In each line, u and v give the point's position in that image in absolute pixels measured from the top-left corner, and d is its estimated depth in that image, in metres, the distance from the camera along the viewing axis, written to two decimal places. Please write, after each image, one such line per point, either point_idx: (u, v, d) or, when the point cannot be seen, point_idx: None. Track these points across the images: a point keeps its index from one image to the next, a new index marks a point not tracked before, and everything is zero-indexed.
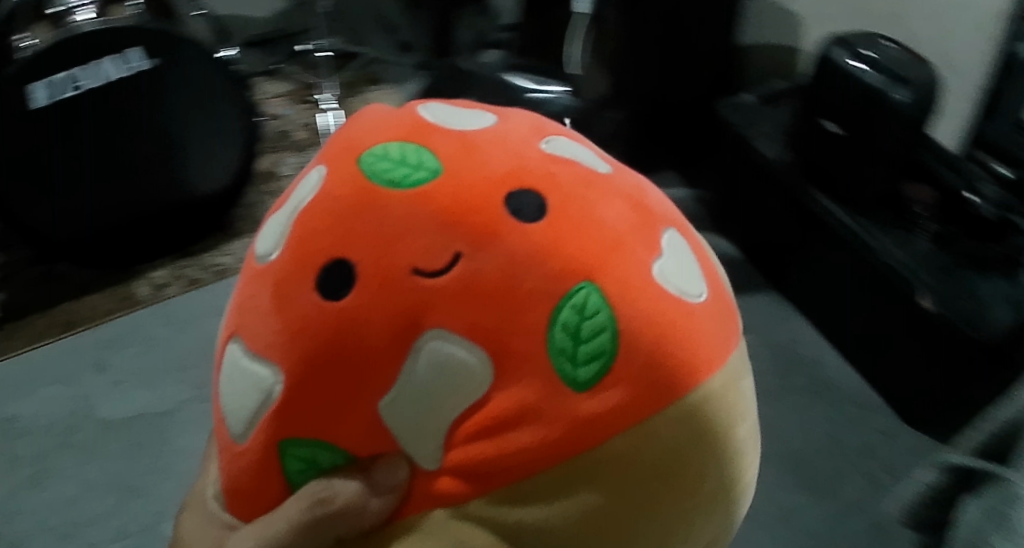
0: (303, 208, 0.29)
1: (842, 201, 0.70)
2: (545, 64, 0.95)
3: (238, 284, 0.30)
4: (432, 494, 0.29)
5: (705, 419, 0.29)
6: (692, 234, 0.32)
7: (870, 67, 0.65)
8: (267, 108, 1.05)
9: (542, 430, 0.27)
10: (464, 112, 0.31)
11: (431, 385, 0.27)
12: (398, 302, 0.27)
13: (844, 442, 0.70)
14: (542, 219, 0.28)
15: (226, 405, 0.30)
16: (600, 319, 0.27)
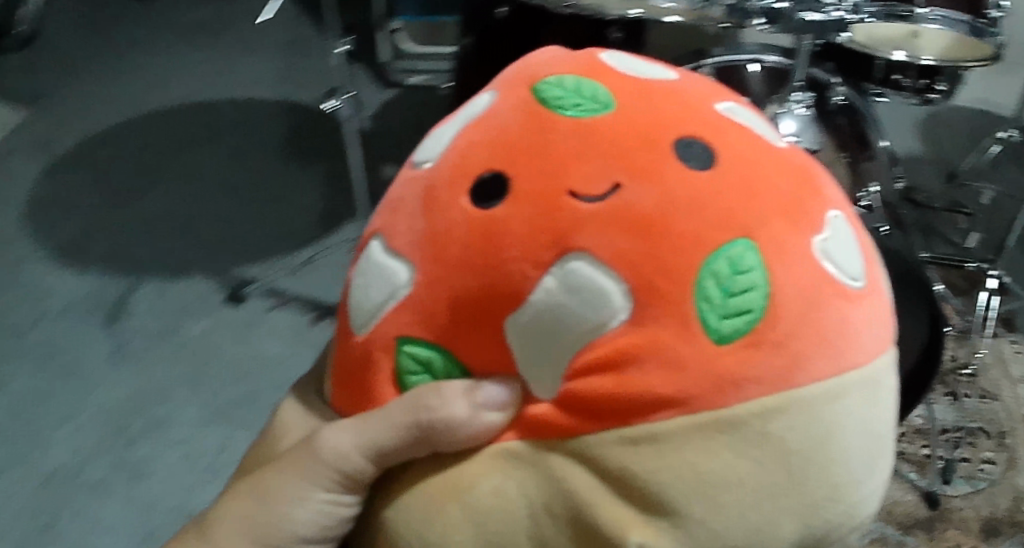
0: (474, 124, 0.29)
1: None
2: None
3: (395, 189, 0.30)
4: (538, 421, 0.26)
5: (844, 408, 0.25)
6: (860, 234, 0.29)
7: None
8: None
9: (671, 374, 0.24)
10: (645, 63, 0.30)
11: (562, 309, 0.25)
12: (547, 217, 0.26)
13: None
14: (708, 169, 0.26)
15: (356, 298, 0.29)
16: (753, 278, 0.25)
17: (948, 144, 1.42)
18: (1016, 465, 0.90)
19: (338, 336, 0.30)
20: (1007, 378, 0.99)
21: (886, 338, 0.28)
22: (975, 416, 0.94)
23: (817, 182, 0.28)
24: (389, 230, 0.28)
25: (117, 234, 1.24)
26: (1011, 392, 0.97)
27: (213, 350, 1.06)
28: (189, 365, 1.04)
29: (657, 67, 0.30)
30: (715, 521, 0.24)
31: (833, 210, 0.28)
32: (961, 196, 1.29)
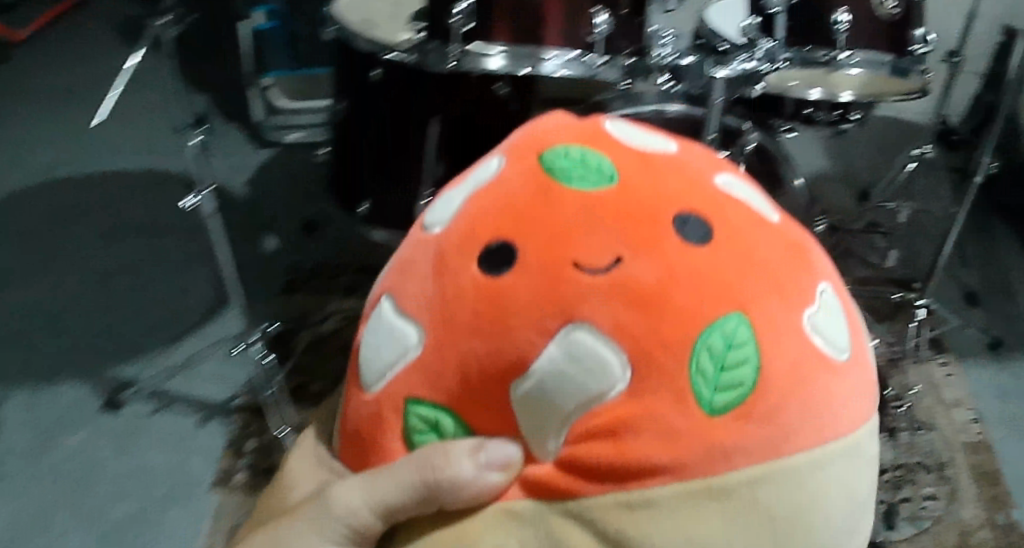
0: (482, 190, 0.30)
1: None
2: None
3: (405, 250, 0.31)
4: (539, 481, 0.27)
5: (828, 474, 0.27)
6: (846, 303, 0.31)
7: None
8: None
9: (666, 443, 0.26)
10: (645, 134, 0.32)
11: (563, 378, 0.26)
12: (554, 288, 0.27)
13: None
14: (706, 244, 0.28)
15: (365, 357, 0.30)
16: (745, 352, 0.26)
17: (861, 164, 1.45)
18: (960, 498, 0.85)
19: (347, 390, 0.32)
20: (942, 406, 0.95)
21: (868, 405, 0.29)
22: (913, 451, 0.89)
23: (808, 255, 0.30)
24: (400, 293, 0.30)
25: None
26: (946, 422, 0.93)
27: (85, 468, 0.86)
28: (62, 484, 0.84)
29: (658, 139, 0.32)
30: None
31: (822, 283, 0.29)
32: (878, 215, 1.28)
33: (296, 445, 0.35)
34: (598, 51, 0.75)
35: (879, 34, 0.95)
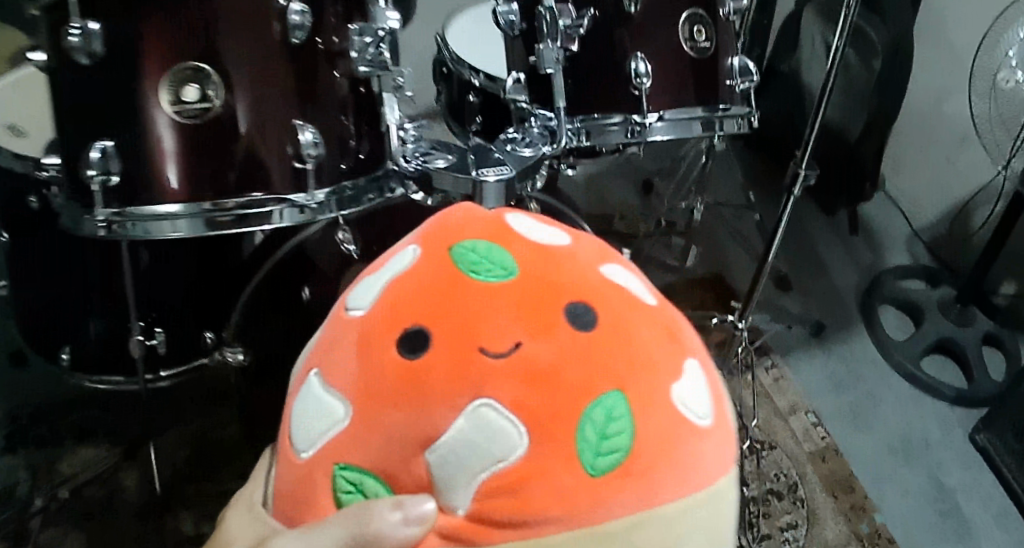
0: (401, 280, 0.35)
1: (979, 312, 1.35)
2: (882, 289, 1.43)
3: (332, 332, 0.36)
4: (451, 531, 0.32)
5: (696, 518, 0.33)
6: (709, 374, 0.37)
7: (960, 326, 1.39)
8: None
9: (558, 499, 0.31)
10: (542, 230, 0.38)
11: (471, 445, 0.31)
12: (464, 367, 0.32)
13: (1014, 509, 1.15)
14: (592, 330, 0.33)
15: (299, 426, 0.35)
16: (622, 422, 0.32)
17: (650, 160, 1.56)
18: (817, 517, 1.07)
19: (280, 455, 0.36)
20: (779, 418, 1.19)
21: (729, 459, 0.35)
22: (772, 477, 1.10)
23: (677, 333, 0.36)
24: (330, 370, 0.34)
25: None
26: (784, 437, 1.16)
27: None
28: None
29: (555, 234, 0.37)
30: None
31: (689, 358, 0.35)
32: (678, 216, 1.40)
33: (229, 508, 0.39)
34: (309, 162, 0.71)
35: (685, 74, 0.90)
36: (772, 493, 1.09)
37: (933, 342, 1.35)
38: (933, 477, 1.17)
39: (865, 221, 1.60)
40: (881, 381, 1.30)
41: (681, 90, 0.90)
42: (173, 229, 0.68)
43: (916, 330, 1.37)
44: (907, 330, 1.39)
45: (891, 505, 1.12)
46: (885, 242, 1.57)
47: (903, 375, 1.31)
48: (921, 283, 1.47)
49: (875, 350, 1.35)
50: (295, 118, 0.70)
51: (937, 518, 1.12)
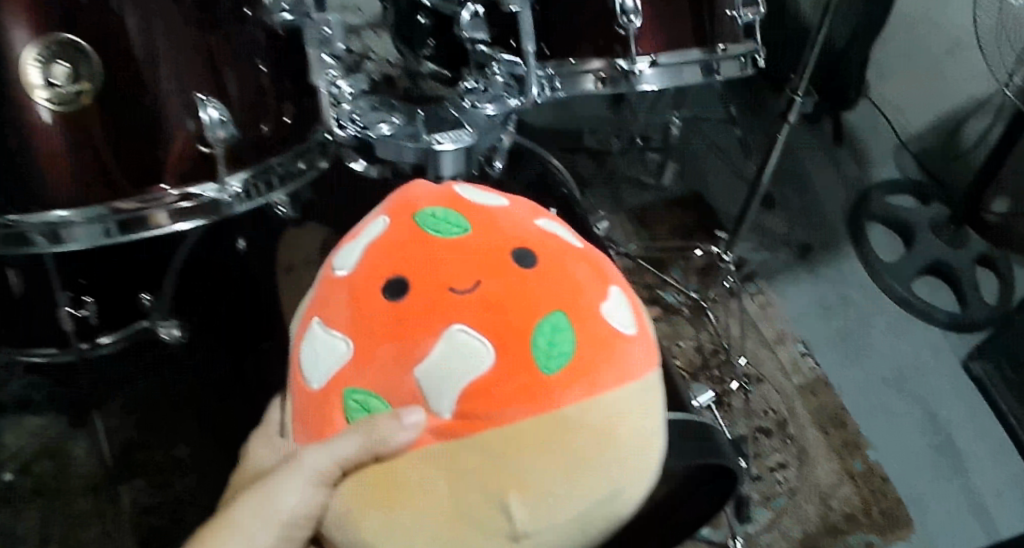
0: (382, 245, 0.63)
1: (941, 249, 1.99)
2: (868, 222, 2.05)
3: (343, 275, 0.64)
4: (455, 431, 0.58)
5: (625, 388, 0.60)
6: (633, 302, 0.64)
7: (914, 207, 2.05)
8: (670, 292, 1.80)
9: (519, 378, 0.57)
10: (487, 197, 0.66)
11: (452, 361, 0.57)
12: (447, 305, 0.58)
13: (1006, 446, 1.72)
14: (529, 268, 0.60)
15: (310, 367, 0.63)
16: (560, 330, 0.59)
17: (644, 106, 2.20)
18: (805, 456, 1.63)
19: (301, 387, 0.64)
20: (767, 346, 1.78)
21: (648, 354, 0.64)
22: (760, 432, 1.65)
23: (592, 266, 0.63)
24: (327, 323, 0.62)
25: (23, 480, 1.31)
26: (770, 369, 1.74)
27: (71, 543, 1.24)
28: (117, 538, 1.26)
29: (495, 199, 0.66)
30: (550, 455, 0.57)
31: (612, 288, 0.62)
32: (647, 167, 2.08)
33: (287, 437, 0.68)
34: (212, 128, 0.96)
35: (684, 16, 1.23)
36: (763, 431, 1.66)
37: (926, 258, 1.96)
38: (928, 413, 1.74)
39: (852, 133, 2.25)
40: (869, 308, 1.90)
41: (682, 38, 1.25)
42: (73, 234, 0.97)
43: (905, 248, 1.99)
44: (892, 243, 2.03)
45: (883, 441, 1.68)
46: (871, 156, 2.21)
47: (895, 297, 1.92)
48: (906, 199, 2.11)
49: (861, 263, 1.97)
50: (197, 90, 0.95)
51: (933, 452, 1.68)
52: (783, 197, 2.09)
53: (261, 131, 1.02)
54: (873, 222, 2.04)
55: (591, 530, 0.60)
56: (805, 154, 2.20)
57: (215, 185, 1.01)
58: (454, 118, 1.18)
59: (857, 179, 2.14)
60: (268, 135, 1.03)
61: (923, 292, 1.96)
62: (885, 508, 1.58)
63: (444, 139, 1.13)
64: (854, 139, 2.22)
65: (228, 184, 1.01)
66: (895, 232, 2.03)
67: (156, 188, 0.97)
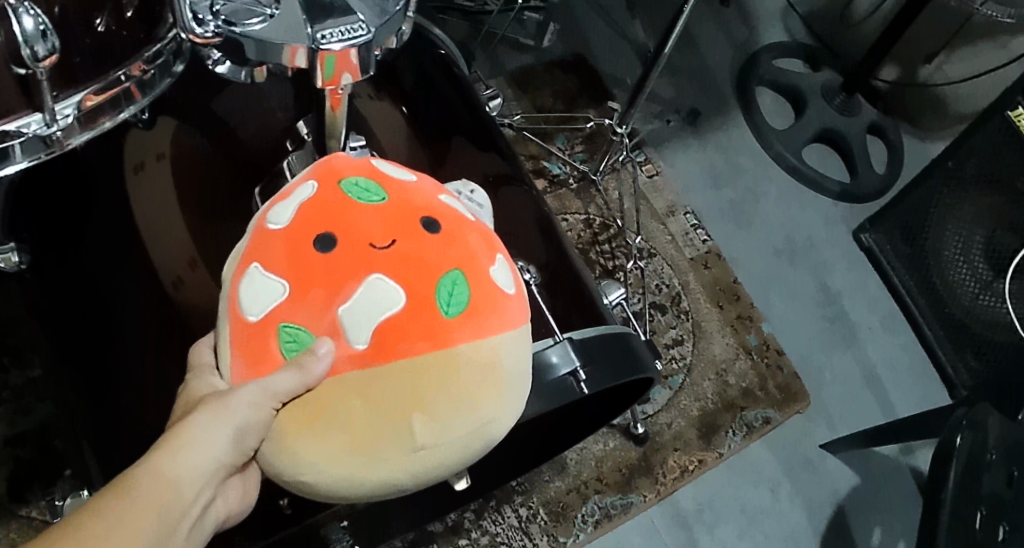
0: (312, 204, 0.86)
1: (834, 122, 2.50)
2: (763, 96, 2.57)
3: (276, 228, 0.86)
4: (363, 359, 0.79)
5: (502, 335, 0.86)
6: (512, 273, 0.93)
7: (806, 95, 2.52)
8: (554, 164, 2.22)
9: (426, 318, 0.81)
10: (399, 173, 0.93)
11: (375, 298, 0.80)
12: (368, 255, 0.82)
13: (880, 318, 2.27)
14: (435, 231, 0.86)
15: (248, 303, 0.82)
16: (455, 285, 0.84)
17: None
18: (699, 331, 2.09)
19: (234, 319, 0.83)
20: (659, 221, 2.22)
21: (525, 314, 0.92)
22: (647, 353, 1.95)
23: (485, 242, 0.91)
24: (263, 268, 0.83)
25: (23, 386, 1.60)
26: (662, 244, 2.18)
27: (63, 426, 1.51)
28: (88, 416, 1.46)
29: (402, 175, 0.93)
30: (444, 376, 0.81)
31: (497, 257, 0.91)
32: (528, 28, 2.40)
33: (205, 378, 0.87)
34: (43, 47, 0.85)
35: None
36: (660, 306, 2.09)
37: (817, 124, 2.49)
38: (820, 283, 2.28)
39: (740, 2, 2.76)
40: (763, 172, 2.44)
41: None
42: None
43: (798, 116, 2.53)
44: (780, 109, 2.57)
45: (778, 311, 2.20)
46: (757, 20, 2.73)
47: (784, 163, 2.45)
48: (793, 63, 2.66)
49: (754, 134, 2.47)
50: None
51: (825, 322, 2.22)
52: (673, 72, 2.54)
53: (95, 28, 0.93)
54: (764, 91, 2.58)
55: (474, 446, 0.85)
56: (701, 31, 2.65)
57: (40, 117, 0.96)
58: (342, 3, 0.96)
59: (746, 44, 2.66)
60: (102, 31, 0.94)
61: (816, 158, 2.53)
62: (783, 385, 2.06)
63: (332, 36, 0.94)
64: (747, 14, 2.73)
65: (56, 113, 0.97)
66: (773, 95, 2.58)
67: None
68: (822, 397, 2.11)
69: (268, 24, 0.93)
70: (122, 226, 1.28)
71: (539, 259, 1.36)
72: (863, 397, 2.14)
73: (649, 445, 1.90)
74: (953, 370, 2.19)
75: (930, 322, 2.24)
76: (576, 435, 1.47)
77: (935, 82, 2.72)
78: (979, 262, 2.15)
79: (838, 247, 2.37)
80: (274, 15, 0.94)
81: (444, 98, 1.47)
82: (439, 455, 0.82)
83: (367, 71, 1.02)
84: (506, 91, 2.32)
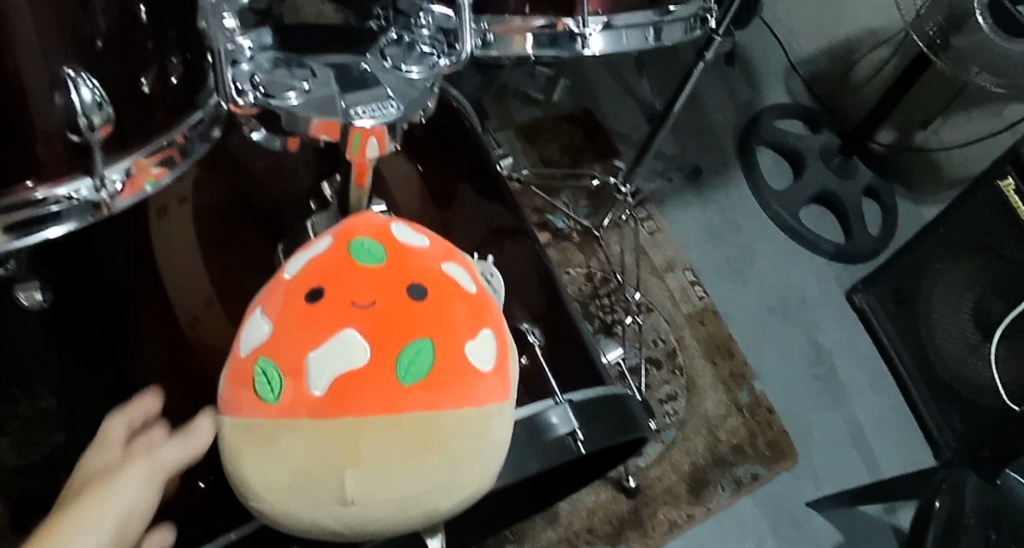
0: (320, 257, 0.96)
1: (831, 186, 2.59)
2: (764, 157, 2.67)
3: (288, 275, 0.97)
4: (318, 406, 0.86)
5: (463, 409, 0.90)
6: (496, 350, 0.97)
7: (805, 156, 2.61)
8: (559, 217, 2.30)
9: (383, 377, 0.87)
10: (411, 239, 1.01)
11: (341, 350, 0.88)
12: (346, 311, 0.90)
13: (868, 380, 2.33)
14: (421, 298, 0.92)
15: (247, 337, 0.93)
16: (421, 352, 0.89)
17: None
18: (696, 388, 2.15)
19: (234, 347, 0.94)
20: (660, 278, 2.30)
21: (501, 394, 0.95)
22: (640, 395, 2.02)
23: (475, 317, 0.96)
24: (266, 308, 0.93)
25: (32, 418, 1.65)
26: (662, 301, 2.25)
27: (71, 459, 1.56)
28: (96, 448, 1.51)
29: (413, 241, 1.00)
30: (388, 437, 0.86)
31: (482, 333, 0.95)
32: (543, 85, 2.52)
33: None
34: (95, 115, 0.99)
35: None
36: (657, 363, 2.15)
37: (816, 185, 2.58)
38: (812, 342, 2.35)
39: (745, 65, 2.87)
40: (761, 231, 2.52)
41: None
42: None
43: (797, 176, 2.61)
44: (780, 169, 2.66)
45: (771, 369, 2.26)
46: (761, 84, 2.85)
47: (780, 224, 2.53)
48: (793, 126, 2.76)
49: (753, 193, 2.56)
50: (66, 66, 0.96)
51: (816, 381, 2.28)
52: (680, 132, 2.64)
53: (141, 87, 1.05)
54: (765, 152, 2.68)
55: (408, 510, 0.89)
56: (705, 92, 2.76)
57: (91, 182, 1.08)
58: (372, 77, 1.09)
59: (749, 105, 2.77)
60: (147, 90, 1.06)
61: (813, 219, 2.62)
62: (773, 443, 2.11)
63: (364, 112, 1.04)
64: (751, 75, 2.85)
65: (106, 179, 1.09)
66: (774, 156, 2.68)
67: (22, 188, 1.04)
68: (810, 456, 2.15)
69: (301, 97, 1.04)
70: (147, 270, 1.36)
71: (539, 314, 1.41)
72: (850, 457, 2.18)
73: (639, 498, 1.94)
74: (938, 432, 2.24)
75: (918, 385, 2.30)
76: (570, 488, 1.52)
77: (930, 147, 2.82)
78: (969, 325, 2.14)
79: (830, 308, 2.44)
80: (309, 90, 1.06)
81: (455, 151, 1.55)
82: (369, 511, 0.87)
83: (388, 142, 1.09)
84: (516, 144, 2.40)
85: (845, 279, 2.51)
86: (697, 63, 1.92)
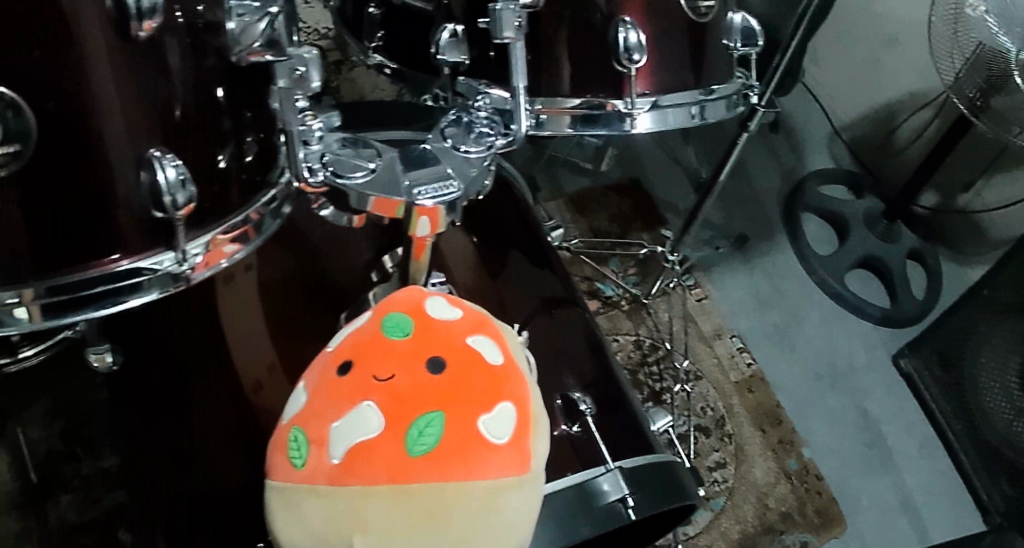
0: (359, 331, 1.00)
1: (875, 251, 2.60)
2: (808, 223, 2.70)
3: (333, 348, 1.00)
4: (333, 474, 0.87)
5: (471, 483, 0.86)
6: (516, 424, 0.93)
7: (848, 221, 2.64)
8: (608, 285, 2.35)
9: (393, 448, 0.86)
10: (443, 311, 1.01)
11: (357, 420, 0.88)
12: (367, 382, 0.90)
13: (918, 447, 2.30)
14: (440, 371, 0.92)
15: (290, 407, 0.97)
16: (432, 423, 0.88)
17: None
18: (745, 456, 2.14)
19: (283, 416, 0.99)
20: (707, 345, 2.32)
21: (518, 470, 0.90)
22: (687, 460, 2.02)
23: (496, 391, 0.93)
24: (308, 380, 0.97)
25: None
26: (710, 368, 2.27)
27: None
28: None
29: (444, 313, 1.00)
30: (393, 508, 0.84)
31: (503, 407, 0.92)
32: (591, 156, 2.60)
33: None
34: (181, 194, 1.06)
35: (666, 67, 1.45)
36: (705, 431, 2.16)
37: (861, 250, 2.60)
38: (859, 408, 2.33)
39: (788, 134, 2.94)
40: (806, 296, 2.53)
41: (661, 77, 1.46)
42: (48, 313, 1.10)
43: (842, 242, 2.64)
44: (824, 234, 2.69)
45: (818, 435, 2.25)
46: (805, 152, 2.90)
47: (824, 288, 2.54)
48: (837, 192, 2.80)
49: (797, 259, 2.59)
50: (153, 148, 1.05)
51: (863, 447, 2.26)
52: (724, 200, 2.70)
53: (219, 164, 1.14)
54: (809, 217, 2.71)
55: None
56: (749, 160, 2.82)
57: (173, 255, 1.14)
58: (432, 155, 1.15)
59: (793, 172, 2.82)
60: (223, 166, 1.15)
61: (859, 283, 2.63)
62: (823, 511, 2.09)
63: (425, 193, 1.09)
64: (795, 144, 2.91)
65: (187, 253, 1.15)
66: (818, 222, 2.71)
67: (108, 260, 1.10)
68: (859, 523, 2.12)
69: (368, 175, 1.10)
70: None
71: (589, 382, 1.44)
72: (900, 526, 2.14)
73: None
74: (987, 495, 2.18)
75: (967, 450, 2.26)
76: None
77: (974, 210, 2.82)
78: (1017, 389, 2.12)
79: (877, 373, 2.43)
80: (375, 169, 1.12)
81: (510, 224, 1.62)
82: None
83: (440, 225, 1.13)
84: (564, 213, 2.48)
85: (893, 344, 2.50)
86: (740, 133, 1.98)
